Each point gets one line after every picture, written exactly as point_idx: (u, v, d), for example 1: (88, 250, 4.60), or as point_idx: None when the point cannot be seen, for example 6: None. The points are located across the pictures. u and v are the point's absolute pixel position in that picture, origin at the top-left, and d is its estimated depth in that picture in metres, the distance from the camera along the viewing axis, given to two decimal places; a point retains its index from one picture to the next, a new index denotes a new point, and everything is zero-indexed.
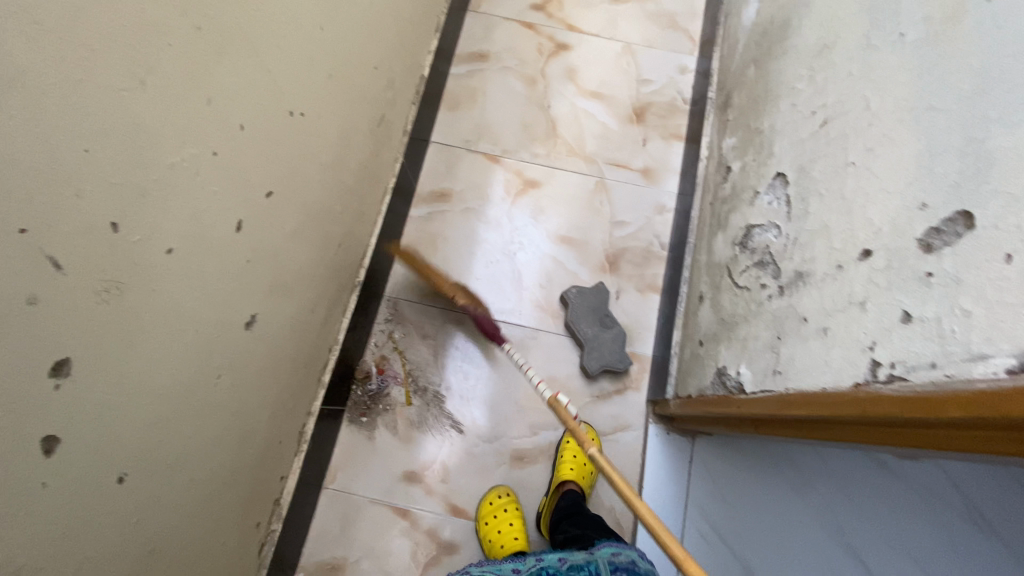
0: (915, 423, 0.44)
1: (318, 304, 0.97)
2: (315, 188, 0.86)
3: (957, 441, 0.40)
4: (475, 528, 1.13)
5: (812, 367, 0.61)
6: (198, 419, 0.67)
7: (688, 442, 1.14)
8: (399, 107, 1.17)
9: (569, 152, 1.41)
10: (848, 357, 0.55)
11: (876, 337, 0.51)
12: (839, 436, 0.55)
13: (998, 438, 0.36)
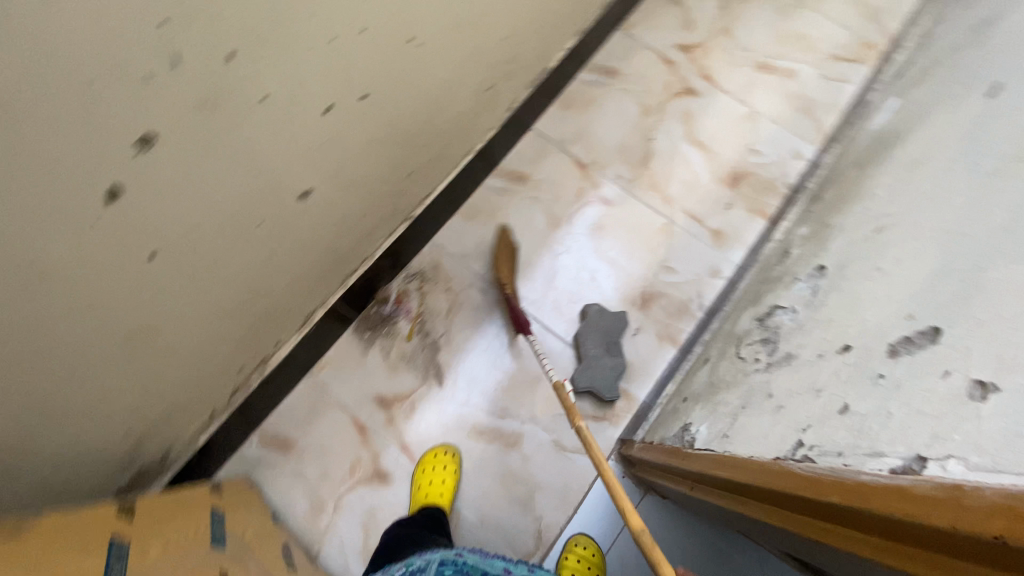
0: (812, 508, 0.45)
1: (369, 214, 1.07)
2: (407, 113, 0.96)
3: (843, 536, 0.41)
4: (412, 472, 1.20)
5: (752, 437, 0.61)
6: (232, 249, 0.79)
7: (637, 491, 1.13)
8: (514, 82, 1.26)
9: (652, 187, 1.44)
10: (783, 434, 0.55)
11: (813, 420, 0.51)
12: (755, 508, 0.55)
13: (878, 543, 0.37)
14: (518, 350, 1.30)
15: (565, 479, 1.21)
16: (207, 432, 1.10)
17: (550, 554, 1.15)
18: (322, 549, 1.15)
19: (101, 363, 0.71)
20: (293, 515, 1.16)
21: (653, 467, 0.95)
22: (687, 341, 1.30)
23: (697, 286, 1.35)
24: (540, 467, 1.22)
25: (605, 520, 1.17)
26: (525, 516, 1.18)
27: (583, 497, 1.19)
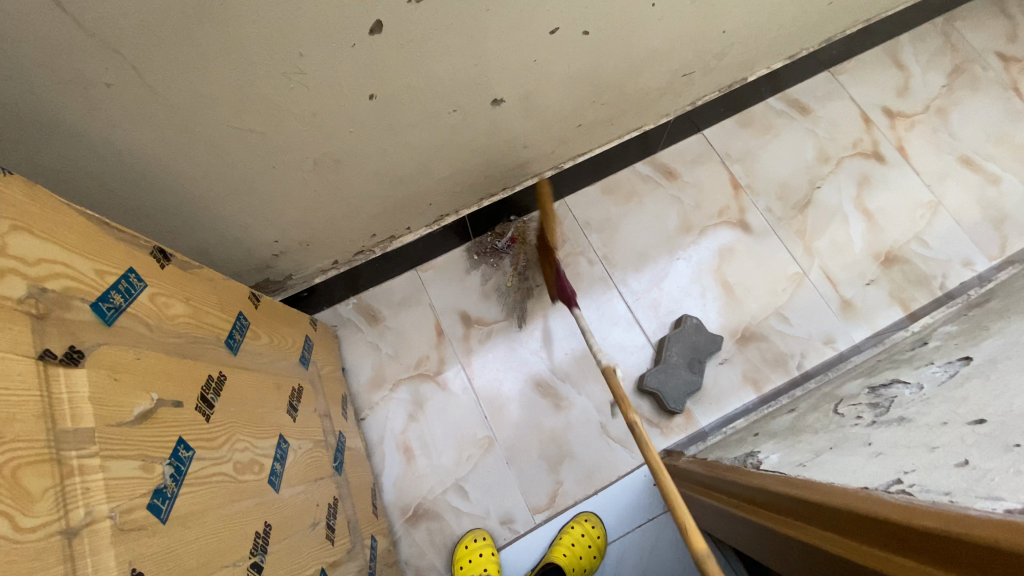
0: (900, 540, 0.44)
1: (531, 147, 1.13)
2: (607, 67, 1.00)
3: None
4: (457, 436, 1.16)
5: (834, 470, 0.61)
6: (423, 124, 0.88)
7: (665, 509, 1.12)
8: (705, 79, 1.27)
9: (797, 233, 1.40)
10: (876, 472, 0.54)
11: (920, 467, 0.50)
12: (824, 534, 0.55)
13: None
14: (602, 328, 1.32)
15: (597, 461, 1.22)
16: (323, 276, 1.24)
17: (556, 517, 1.18)
18: (368, 416, 1.28)
19: (294, 170, 0.84)
20: (357, 378, 1.30)
21: (697, 480, 0.96)
22: (770, 392, 1.26)
23: (803, 345, 1.30)
24: (579, 439, 1.24)
25: (620, 513, 1.18)
26: (547, 475, 1.21)
27: (607, 485, 1.20)
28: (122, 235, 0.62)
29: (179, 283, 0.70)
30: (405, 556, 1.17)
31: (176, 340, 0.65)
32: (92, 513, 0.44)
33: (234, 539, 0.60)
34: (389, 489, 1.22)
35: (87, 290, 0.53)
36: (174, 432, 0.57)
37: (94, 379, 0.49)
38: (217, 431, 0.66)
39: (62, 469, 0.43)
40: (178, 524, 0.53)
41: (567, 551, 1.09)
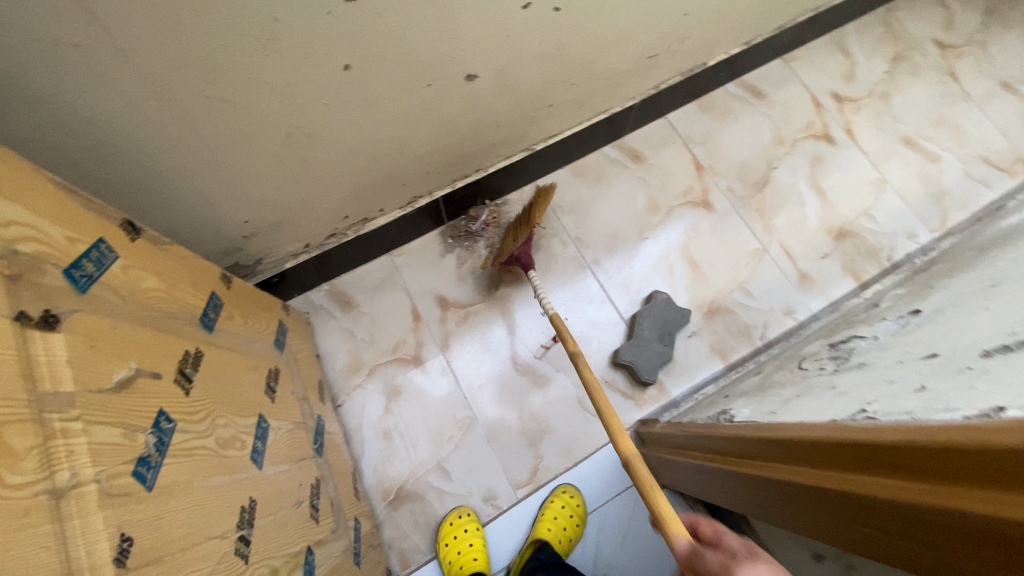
0: (869, 460, 0.48)
1: (504, 126, 1.15)
2: (576, 45, 1.03)
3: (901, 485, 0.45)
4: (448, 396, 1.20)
5: (804, 411, 0.65)
6: (397, 98, 0.88)
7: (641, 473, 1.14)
8: (669, 63, 1.32)
9: (757, 212, 1.46)
10: (843, 406, 0.58)
11: (883, 397, 0.54)
12: (798, 466, 0.59)
13: (943, 488, 0.41)
14: (577, 306, 1.35)
15: (576, 434, 1.25)
16: (294, 261, 1.22)
17: (538, 492, 1.20)
18: (346, 402, 1.26)
19: (267, 145, 0.82)
20: (332, 364, 1.29)
21: (674, 443, 1.00)
22: (737, 362, 1.31)
23: (766, 316, 1.36)
24: (558, 415, 1.26)
25: (599, 484, 1.21)
26: (527, 451, 1.23)
27: (586, 457, 1.23)
28: (91, 204, 0.59)
29: (150, 257, 0.68)
30: (388, 539, 1.17)
31: (151, 314, 0.63)
32: (78, 475, 0.42)
33: (221, 510, 0.59)
34: (370, 473, 1.21)
35: (58, 257, 0.51)
36: (155, 403, 0.56)
37: (71, 344, 0.47)
38: (198, 405, 0.64)
39: (46, 430, 0.42)
40: (166, 492, 0.51)
41: (552, 524, 1.13)
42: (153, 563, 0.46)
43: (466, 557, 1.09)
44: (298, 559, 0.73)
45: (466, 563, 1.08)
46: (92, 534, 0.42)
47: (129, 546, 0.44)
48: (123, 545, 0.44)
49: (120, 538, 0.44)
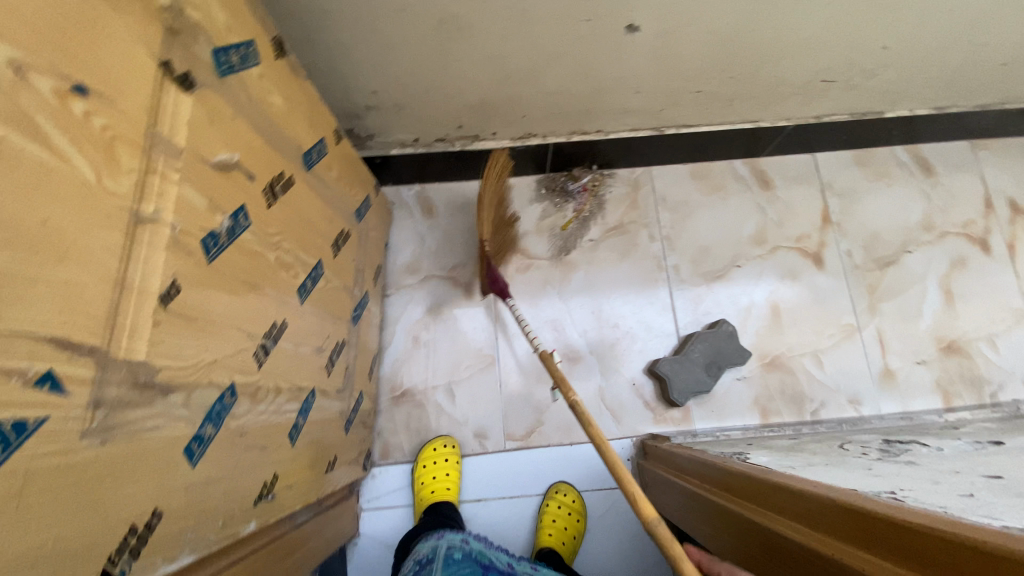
0: (875, 538, 0.44)
1: (644, 96, 1.11)
2: (753, 36, 0.96)
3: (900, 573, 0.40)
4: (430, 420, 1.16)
5: (827, 477, 0.61)
6: (555, 22, 0.87)
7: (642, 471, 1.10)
8: (842, 96, 1.20)
9: (867, 288, 1.33)
10: (871, 485, 0.55)
11: (923, 491, 0.49)
12: (796, 524, 0.55)
13: None
14: (637, 303, 1.30)
15: (583, 418, 1.22)
16: (400, 151, 1.27)
17: (526, 450, 1.20)
18: (393, 295, 1.32)
19: (420, 24, 0.85)
20: (395, 258, 1.35)
21: (677, 464, 0.97)
22: (776, 424, 1.21)
23: (827, 394, 1.25)
24: (574, 393, 1.24)
25: (586, 471, 1.19)
26: (532, 413, 1.23)
27: (585, 442, 1.20)
28: (255, 7, 0.64)
29: (285, 80, 0.73)
30: (380, 428, 1.23)
31: (267, 126, 0.68)
32: (160, 213, 0.47)
33: (256, 314, 0.64)
34: (387, 366, 1.27)
35: (213, 36, 0.56)
36: (240, 198, 0.60)
37: (196, 110, 0.52)
38: (273, 221, 0.69)
39: (148, 164, 0.46)
40: (219, 271, 0.56)
41: (551, 530, 1.10)
42: (189, 319, 0.51)
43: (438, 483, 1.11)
44: (300, 394, 0.78)
45: (437, 490, 1.10)
46: (150, 266, 0.46)
47: (174, 294, 0.49)
48: (170, 290, 0.48)
49: (171, 283, 0.48)
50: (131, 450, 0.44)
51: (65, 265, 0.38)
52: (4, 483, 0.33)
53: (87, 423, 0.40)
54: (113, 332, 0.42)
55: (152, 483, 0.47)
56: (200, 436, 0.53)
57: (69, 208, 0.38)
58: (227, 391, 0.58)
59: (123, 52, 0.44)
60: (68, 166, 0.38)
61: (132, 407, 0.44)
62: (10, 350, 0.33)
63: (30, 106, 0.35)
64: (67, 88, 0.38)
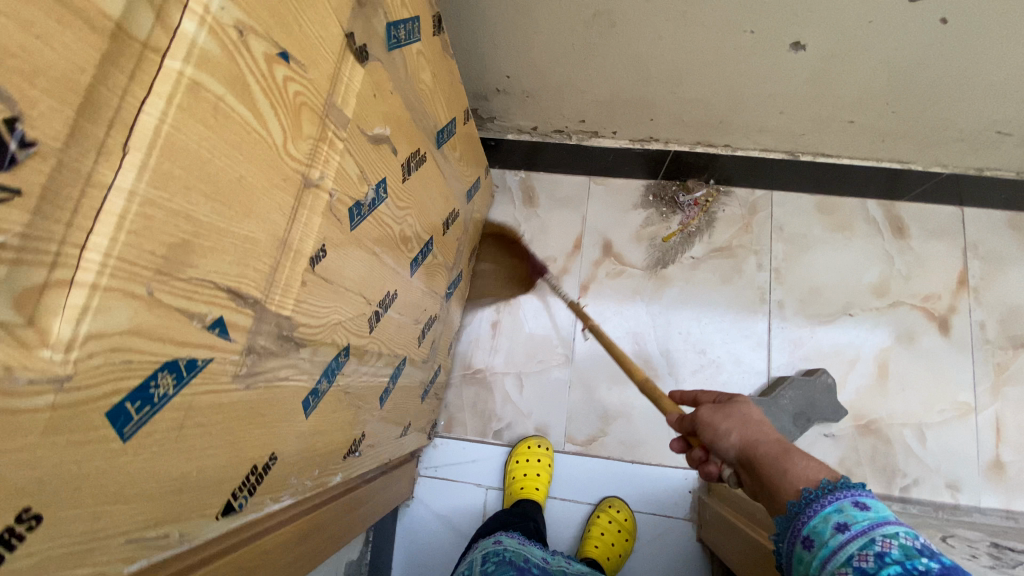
0: None
1: (786, 117, 1.04)
2: (933, 71, 0.86)
3: None
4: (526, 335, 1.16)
5: None
6: (714, 29, 0.83)
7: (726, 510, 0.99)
8: (1017, 151, 1.06)
9: (993, 368, 1.18)
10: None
11: None
12: None
13: None
14: (728, 332, 1.24)
15: (648, 438, 1.19)
16: (515, 136, 1.26)
17: (584, 456, 1.19)
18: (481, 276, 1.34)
19: (573, 14, 0.84)
20: (490, 240, 1.36)
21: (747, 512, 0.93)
22: None
23: (922, 472, 1.13)
24: (644, 410, 1.20)
25: (642, 491, 1.16)
26: (597, 420, 1.21)
27: (645, 463, 1.17)
28: None
29: (436, 56, 0.74)
30: (448, 401, 1.25)
31: (414, 101, 0.70)
32: (323, 180, 0.49)
33: (375, 283, 0.67)
34: (463, 343, 1.29)
35: (389, 10, 0.57)
36: (383, 171, 0.62)
37: (366, 82, 0.54)
38: (403, 194, 0.71)
39: (322, 132, 0.48)
40: (357, 239, 0.59)
41: (598, 543, 1.05)
42: (328, 281, 0.54)
43: (529, 482, 1.11)
44: (394, 361, 0.81)
45: (527, 487, 1.11)
46: (309, 228, 0.48)
47: (321, 256, 0.51)
48: (318, 253, 0.50)
49: (320, 246, 0.50)
50: (264, 398, 0.47)
51: (249, 220, 0.40)
52: (171, 414, 0.36)
53: (239, 368, 0.43)
54: (271, 286, 0.45)
55: (274, 428, 0.50)
56: (315, 390, 0.57)
57: (259, 168, 0.40)
58: (342, 351, 0.61)
59: (322, 21, 0.45)
60: (264, 128, 0.40)
61: (272, 357, 0.47)
62: (197, 295, 0.36)
63: (245, 68, 0.36)
64: (275, 53, 0.39)
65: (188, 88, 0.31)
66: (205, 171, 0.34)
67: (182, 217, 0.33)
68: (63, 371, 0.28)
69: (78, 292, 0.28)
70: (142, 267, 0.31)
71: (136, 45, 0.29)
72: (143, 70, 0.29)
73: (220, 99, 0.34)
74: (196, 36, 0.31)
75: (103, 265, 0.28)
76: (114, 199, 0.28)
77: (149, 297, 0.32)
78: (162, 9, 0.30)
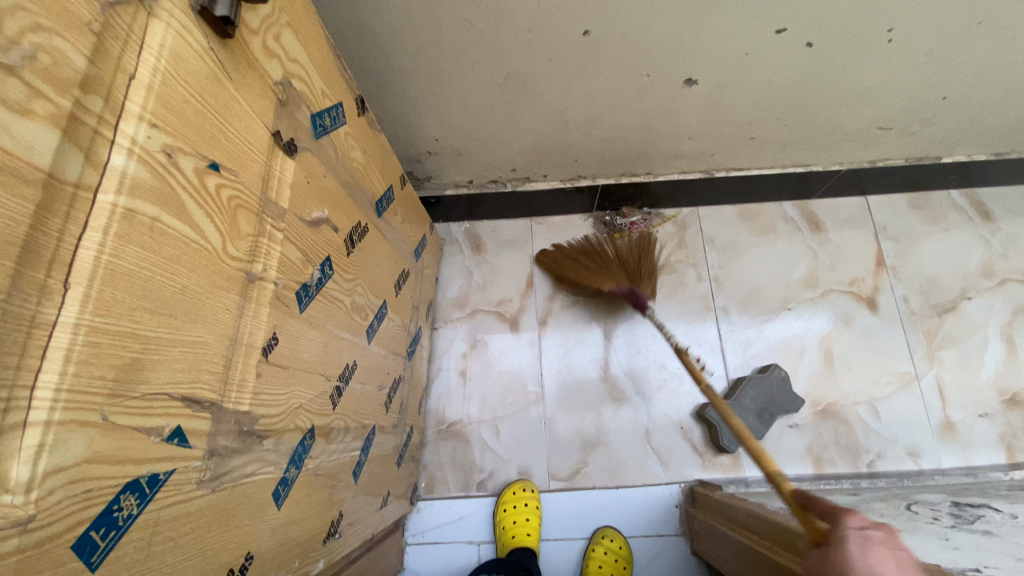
0: None
1: (696, 140, 1.14)
2: (809, 87, 0.97)
3: None
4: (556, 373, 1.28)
5: (902, 544, 0.61)
6: (614, 76, 0.92)
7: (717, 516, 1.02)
8: (897, 142, 1.19)
9: (924, 336, 1.27)
10: (952, 558, 0.53)
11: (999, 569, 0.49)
12: None
13: None
14: (683, 343, 1.29)
15: (628, 460, 1.20)
16: (454, 191, 1.32)
17: (570, 491, 1.19)
18: (441, 328, 1.35)
19: (487, 79, 0.90)
20: (444, 292, 1.38)
21: (731, 517, 0.96)
22: (830, 476, 1.16)
23: (883, 444, 1.19)
24: (619, 434, 1.23)
25: (631, 515, 1.16)
26: (576, 452, 1.22)
27: (628, 486, 1.18)
28: (344, 71, 0.69)
29: (364, 133, 0.78)
30: (426, 461, 1.24)
31: (349, 179, 0.73)
32: (266, 271, 0.50)
33: (332, 359, 0.67)
34: (433, 399, 1.29)
35: (312, 102, 0.61)
36: (326, 250, 0.64)
37: (298, 173, 0.57)
38: (349, 268, 0.73)
39: (260, 227, 0.50)
40: (308, 320, 0.60)
41: None
42: (284, 366, 0.55)
43: (520, 529, 1.11)
44: (362, 432, 0.81)
45: (518, 535, 1.10)
46: (257, 320, 0.49)
47: (273, 344, 0.52)
48: (270, 341, 0.51)
49: (271, 335, 0.52)
50: (233, 498, 0.47)
51: (197, 326, 0.41)
52: (137, 536, 0.36)
53: (203, 474, 0.43)
54: (225, 385, 0.45)
55: (246, 526, 0.49)
56: (285, 479, 0.56)
57: (201, 274, 0.41)
58: (307, 434, 0.61)
59: (248, 127, 0.48)
60: (202, 237, 0.41)
61: (235, 454, 0.47)
62: (152, 408, 0.37)
63: (177, 185, 0.38)
64: (205, 166, 0.42)
65: (124, 217, 0.33)
66: (147, 289, 0.36)
67: (129, 337, 0.34)
68: (25, 512, 0.28)
69: (32, 432, 0.28)
70: (94, 393, 0.32)
71: (67, 188, 0.31)
72: (77, 209, 0.31)
73: (155, 220, 0.36)
74: (126, 167, 0.33)
75: (55, 401, 0.29)
76: (59, 334, 0.30)
77: (104, 422, 0.33)
78: (91, 149, 0.32)
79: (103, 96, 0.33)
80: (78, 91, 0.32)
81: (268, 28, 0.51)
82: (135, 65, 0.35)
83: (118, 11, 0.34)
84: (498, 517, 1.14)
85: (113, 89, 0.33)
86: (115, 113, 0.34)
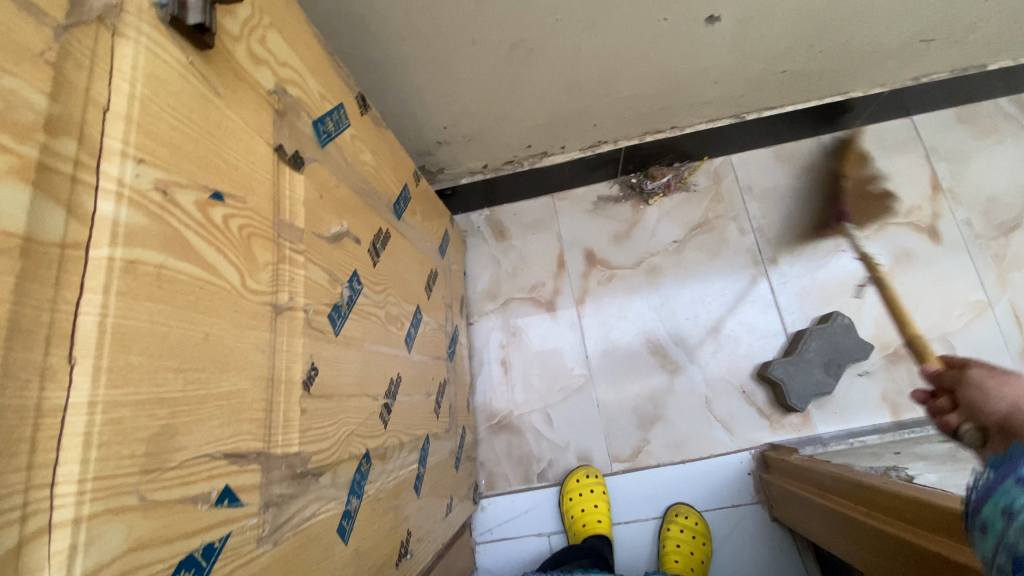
0: None
1: (723, 82, 1.05)
2: (848, 2, 0.87)
3: None
4: (673, 431, 1.15)
5: None
6: (627, 27, 0.84)
7: (789, 480, 0.98)
8: (949, 50, 1.08)
9: (992, 259, 1.16)
10: None
11: None
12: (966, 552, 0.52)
13: None
14: (734, 303, 1.22)
15: (690, 432, 1.15)
16: (469, 178, 1.26)
17: (635, 471, 1.15)
18: (476, 322, 1.31)
19: (490, 52, 0.84)
20: (474, 285, 1.34)
21: (811, 480, 0.90)
22: (911, 422, 1.09)
23: None
24: (677, 406, 1.17)
25: (702, 488, 1.12)
26: (635, 430, 1.17)
27: (696, 459, 1.13)
28: (340, 68, 0.64)
29: (370, 133, 0.73)
30: (482, 458, 1.21)
31: (363, 184, 0.68)
32: (293, 300, 0.47)
33: (376, 378, 0.64)
34: (480, 394, 1.26)
35: (311, 108, 0.56)
36: (351, 265, 0.60)
37: (308, 188, 0.52)
38: (378, 278, 0.69)
39: (280, 253, 0.46)
40: (345, 342, 0.56)
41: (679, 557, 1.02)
42: (329, 397, 0.51)
43: (589, 517, 1.07)
44: (417, 445, 0.78)
45: (589, 523, 1.07)
46: (292, 354, 0.45)
47: (313, 375, 0.48)
48: (310, 373, 0.48)
49: (310, 365, 0.48)
50: (298, 546, 0.44)
51: (228, 375, 0.37)
52: None
53: (261, 529, 0.39)
54: (270, 430, 0.42)
55: (316, 570, 0.47)
56: (348, 512, 0.54)
57: (223, 318, 0.37)
58: (363, 460, 0.58)
59: (248, 146, 0.43)
60: (218, 276, 0.37)
61: (293, 500, 0.44)
62: (194, 475, 0.33)
63: (179, 225, 0.34)
64: (207, 198, 0.37)
65: (124, 271, 0.29)
66: (166, 346, 0.32)
67: (154, 404, 0.31)
68: None
69: (61, 534, 0.25)
70: (125, 474, 0.28)
71: (52, 250, 0.27)
72: (67, 272, 0.27)
73: (160, 267, 0.32)
74: (116, 215, 0.29)
75: (81, 493, 0.26)
76: (73, 419, 0.26)
77: (143, 503, 0.29)
78: (71, 200, 0.28)
79: (76, 137, 0.29)
80: (44, 135, 0.27)
81: (251, 32, 0.45)
82: (107, 94, 0.31)
83: (76, 36, 0.30)
84: (564, 506, 1.11)
85: (85, 128, 0.29)
86: (92, 154, 0.29)
